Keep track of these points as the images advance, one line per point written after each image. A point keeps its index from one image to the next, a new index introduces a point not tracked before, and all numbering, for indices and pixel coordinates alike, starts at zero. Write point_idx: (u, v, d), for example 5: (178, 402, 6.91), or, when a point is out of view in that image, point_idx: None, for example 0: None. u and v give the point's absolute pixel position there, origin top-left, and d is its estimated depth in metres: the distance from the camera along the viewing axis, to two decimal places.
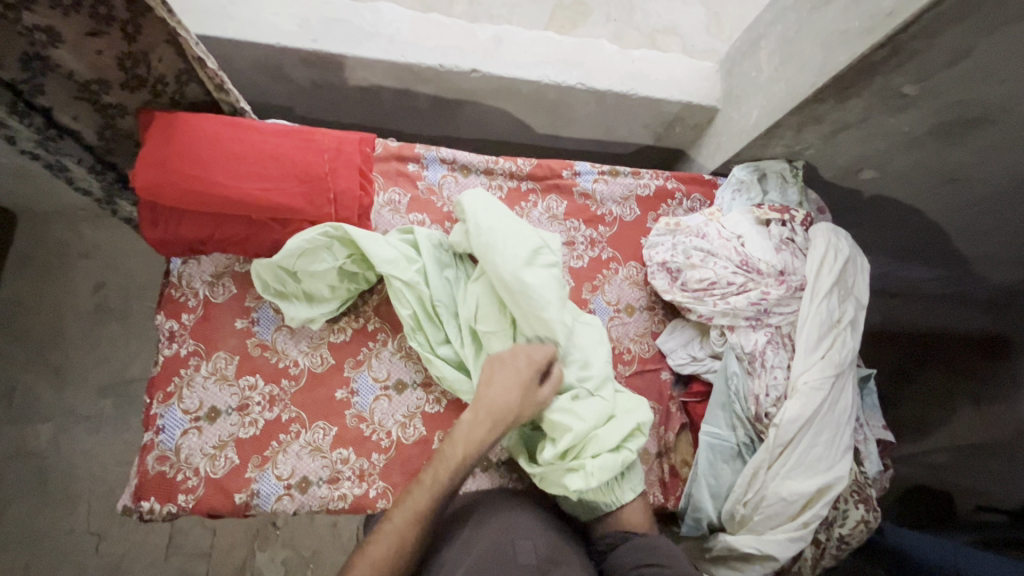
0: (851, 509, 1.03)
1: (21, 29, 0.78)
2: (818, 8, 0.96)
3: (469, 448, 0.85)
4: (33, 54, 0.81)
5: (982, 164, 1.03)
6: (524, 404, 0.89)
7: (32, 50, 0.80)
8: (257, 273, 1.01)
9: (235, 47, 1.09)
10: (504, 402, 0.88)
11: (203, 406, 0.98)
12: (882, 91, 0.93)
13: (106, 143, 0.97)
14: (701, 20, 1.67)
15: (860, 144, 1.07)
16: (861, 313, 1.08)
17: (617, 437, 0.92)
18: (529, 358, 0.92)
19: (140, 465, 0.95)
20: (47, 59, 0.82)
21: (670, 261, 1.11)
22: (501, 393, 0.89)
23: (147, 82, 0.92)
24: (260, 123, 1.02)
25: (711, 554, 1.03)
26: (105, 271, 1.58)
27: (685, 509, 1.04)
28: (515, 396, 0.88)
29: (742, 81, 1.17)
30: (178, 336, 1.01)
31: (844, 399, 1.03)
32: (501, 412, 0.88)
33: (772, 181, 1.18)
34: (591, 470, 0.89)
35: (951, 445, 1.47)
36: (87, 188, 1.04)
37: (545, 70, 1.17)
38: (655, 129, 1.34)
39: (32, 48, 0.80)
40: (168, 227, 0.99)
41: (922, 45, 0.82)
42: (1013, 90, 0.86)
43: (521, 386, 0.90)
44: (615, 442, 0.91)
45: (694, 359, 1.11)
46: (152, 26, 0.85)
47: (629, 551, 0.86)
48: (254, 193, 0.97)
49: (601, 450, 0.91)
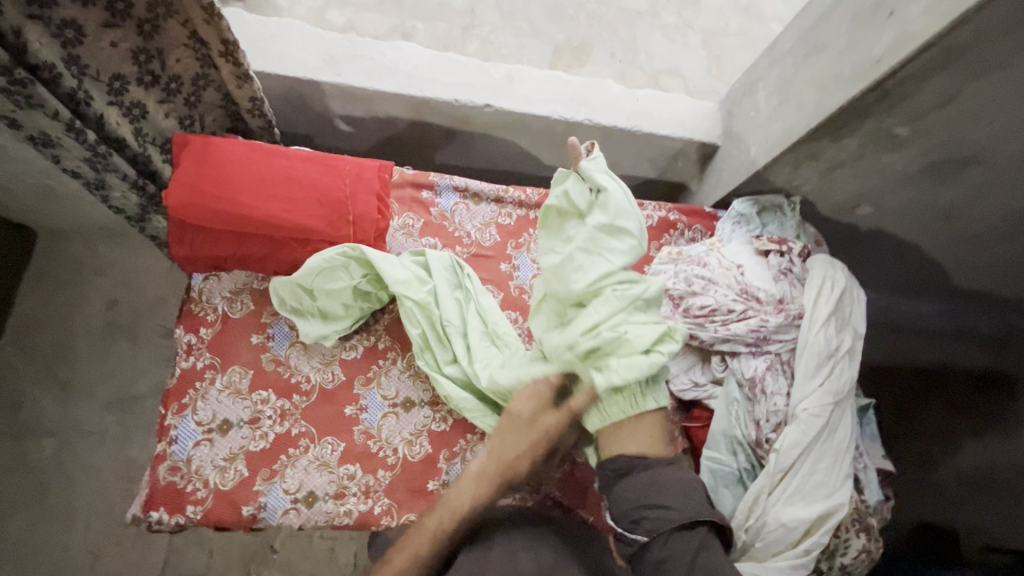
0: (852, 538, 1.03)
1: (53, 29, 0.79)
2: (813, 54, 1.03)
3: (469, 498, 0.92)
4: (68, 58, 0.83)
5: (972, 204, 1.08)
6: (528, 461, 0.96)
7: (66, 52, 0.82)
8: (275, 290, 1.05)
9: (265, 80, 1.16)
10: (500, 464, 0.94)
11: (216, 418, 1.00)
12: (874, 131, 0.98)
13: (144, 151, 1.01)
14: (702, 63, 1.76)
15: (854, 181, 1.13)
16: (859, 343, 1.11)
17: (647, 338, 0.87)
18: (541, 425, 0.94)
19: (152, 475, 0.97)
20: (78, 61, 0.84)
21: (672, 288, 1.15)
22: (509, 452, 0.94)
23: (161, 80, 0.97)
24: (286, 149, 1.08)
25: None
26: (120, 289, 1.62)
27: None
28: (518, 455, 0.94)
29: (741, 120, 1.24)
30: (195, 350, 1.04)
31: (843, 428, 1.05)
32: (507, 468, 0.95)
33: (770, 215, 1.23)
34: (616, 368, 0.86)
35: (957, 480, 1.47)
36: (120, 205, 1.10)
37: (554, 106, 1.25)
38: (658, 163, 1.40)
39: (66, 49, 0.82)
40: (193, 244, 1.03)
41: (910, 89, 0.88)
42: (997, 133, 0.91)
43: (525, 445, 0.95)
44: (647, 343, 0.86)
45: (696, 385, 1.12)
46: (171, 28, 0.92)
47: (636, 484, 0.86)
48: (277, 214, 1.02)
49: (634, 352, 0.86)
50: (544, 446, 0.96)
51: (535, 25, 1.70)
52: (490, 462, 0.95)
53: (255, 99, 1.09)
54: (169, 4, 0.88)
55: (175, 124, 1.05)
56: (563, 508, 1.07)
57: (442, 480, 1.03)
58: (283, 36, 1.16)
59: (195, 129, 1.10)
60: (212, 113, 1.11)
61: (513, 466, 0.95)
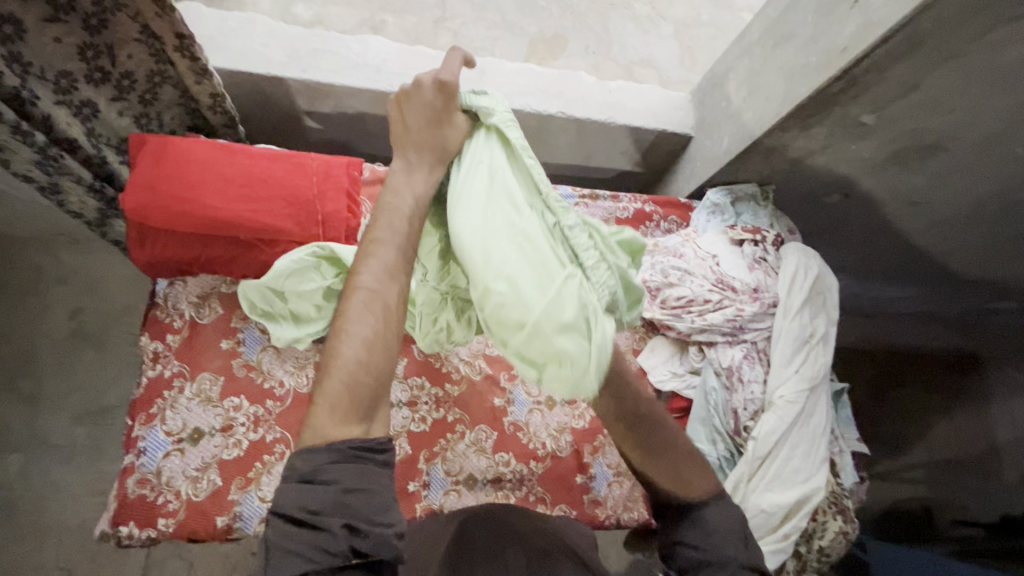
0: (829, 521, 1.04)
1: None
2: (780, 44, 1.04)
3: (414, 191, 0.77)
4: (9, 56, 0.77)
5: (939, 190, 1.10)
6: (448, 136, 0.80)
7: (8, 49, 0.77)
8: (244, 294, 1.01)
9: (226, 77, 1.12)
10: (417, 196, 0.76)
11: (186, 427, 0.98)
12: (841, 120, 0.99)
13: (99, 152, 0.98)
14: (675, 53, 1.76)
15: (825, 169, 1.14)
16: (832, 328, 1.13)
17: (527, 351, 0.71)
18: (436, 112, 0.80)
19: (120, 488, 0.94)
20: (20, 59, 0.79)
21: (649, 279, 1.14)
22: (418, 130, 0.79)
23: (111, 76, 0.92)
24: (250, 147, 1.04)
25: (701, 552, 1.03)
26: (85, 296, 1.56)
27: None
28: (427, 129, 0.79)
29: (713, 110, 1.24)
30: (162, 357, 1.01)
31: (819, 413, 1.07)
32: (432, 147, 0.79)
33: (744, 204, 1.24)
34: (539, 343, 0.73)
35: (929, 459, 1.52)
36: (77, 209, 1.06)
37: (527, 99, 1.23)
38: (632, 155, 1.40)
39: (6, 46, 0.76)
40: (156, 247, 1.00)
41: (875, 78, 0.89)
42: (958, 121, 0.93)
43: (432, 119, 0.79)
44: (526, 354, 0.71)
45: (674, 376, 1.12)
46: (121, 22, 0.87)
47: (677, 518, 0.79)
48: (243, 215, 0.99)
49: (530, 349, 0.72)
50: (448, 115, 0.80)
51: (508, 16, 1.67)
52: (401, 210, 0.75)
53: (216, 95, 1.06)
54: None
55: (130, 122, 1.01)
56: (545, 504, 1.07)
57: (423, 481, 1.03)
58: (243, 31, 1.13)
59: (153, 127, 1.06)
60: (172, 111, 1.08)
61: (439, 142, 0.79)
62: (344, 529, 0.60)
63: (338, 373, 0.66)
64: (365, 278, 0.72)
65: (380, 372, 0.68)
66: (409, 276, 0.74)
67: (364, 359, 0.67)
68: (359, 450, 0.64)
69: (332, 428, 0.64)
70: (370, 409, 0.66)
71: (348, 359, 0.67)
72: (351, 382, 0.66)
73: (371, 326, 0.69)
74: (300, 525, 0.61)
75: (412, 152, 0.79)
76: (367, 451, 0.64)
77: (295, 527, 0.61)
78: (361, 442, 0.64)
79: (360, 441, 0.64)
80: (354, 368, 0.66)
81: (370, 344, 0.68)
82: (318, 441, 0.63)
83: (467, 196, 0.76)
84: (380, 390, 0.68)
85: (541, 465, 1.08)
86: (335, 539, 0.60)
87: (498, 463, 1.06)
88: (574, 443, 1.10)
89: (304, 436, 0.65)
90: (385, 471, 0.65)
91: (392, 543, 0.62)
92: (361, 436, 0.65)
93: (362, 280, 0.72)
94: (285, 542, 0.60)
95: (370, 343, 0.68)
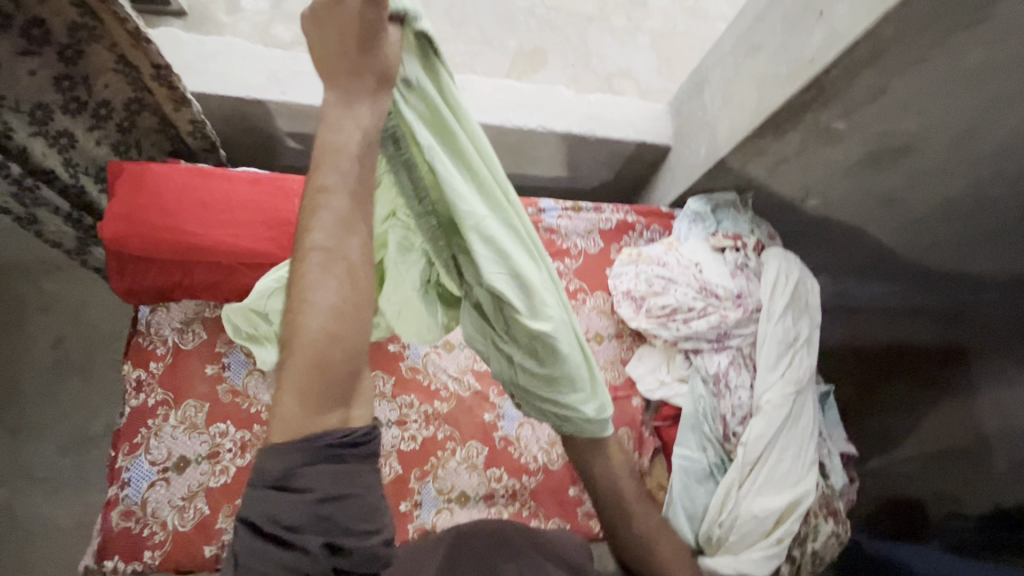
0: (821, 523, 1.04)
1: None
2: (751, 55, 1.06)
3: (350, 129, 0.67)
4: None
5: (913, 191, 1.13)
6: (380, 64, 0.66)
7: None
8: (227, 317, 1.01)
9: (205, 102, 1.12)
10: (358, 134, 0.67)
11: (171, 456, 0.96)
12: (814, 126, 1.01)
13: (77, 181, 0.98)
14: (653, 64, 1.79)
15: (800, 174, 1.16)
16: (815, 331, 1.14)
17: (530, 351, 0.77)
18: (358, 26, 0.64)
19: (104, 522, 0.92)
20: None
21: (633, 289, 1.17)
22: (337, 49, 0.66)
23: (88, 106, 0.92)
24: (230, 171, 1.04)
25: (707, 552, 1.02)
26: (67, 324, 1.52)
27: (680, 512, 1.03)
28: (346, 46, 0.65)
29: (690, 120, 1.27)
30: (145, 386, 1.00)
31: (806, 416, 1.07)
32: (351, 74, 0.66)
33: (724, 211, 1.26)
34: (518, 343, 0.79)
35: (921, 453, 1.47)
36: (56, 238, 1.05)
37: (507, 114, 1.24)
38: (614, 166, 1.41)
39: None
40: (136, 275, 0.99)
41: (843, 86, 0.91)
42: (926, 122, 0.95)
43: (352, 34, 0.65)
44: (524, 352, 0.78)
45: (663, 384, 1.13)
46: (96, 54, 0.87)
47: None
48: (225, 239, 0.98)
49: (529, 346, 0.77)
50: (375, 35, 0.65)
51: (487, 32, 1.69)
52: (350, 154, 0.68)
53: (196, 122, 1.05)
54: (91, 28, 0.83)
55: (109, 150, 1.01)
56: (539, 518, 1.06)
57: (415, 500, 1.02)
58: (222, 55, 1.13)
59: (133, 154, 1.06)
60: (151, 137, 1.07)
61: (366, 66, 0.66)
62: (324, 547, 0.59)
63: (306, 353, 0.64)
64: (318, 237, 0.67)
65: (350, 347, 0.66)
66: (367, 226, 0.69)
67: (334, 333, 0.65)
68: (339, 444, 0.63)
69: (307, 416, 0.63)
70: (345, 392, 0.65)
71: (316, 338, 0.64)
72: (322, 361, 0.64)
73: (336, 295, 0.66)
74: (273, 543, 0.58)
75: (344, 84, 0.67)
76: (347, 444, 0.63)
77: (268, 545, 0.58)
78: (342, 432, 0.64)
79: (338, 431, 0.64)
80: (324, 343, 0.64)
81: (338, 316, 0.66)
82: (293, 432, 0.62)
83: (452, 149, 0.74)
84: (352, 369, 0.66)
85: (533, 479, 1.08)
86: (316, 562, 0.58)
87: (491, 478, 1.06)
88: (566, 455, 1.10)
89: (279, 426, 0.63)
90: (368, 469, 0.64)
91: (379, 550, 0.62)
92: (341, 421, 0.65)
93: (317, 237, 0.67)
94: (258, 563, 0.57)
95: (338, 316, 0.66)
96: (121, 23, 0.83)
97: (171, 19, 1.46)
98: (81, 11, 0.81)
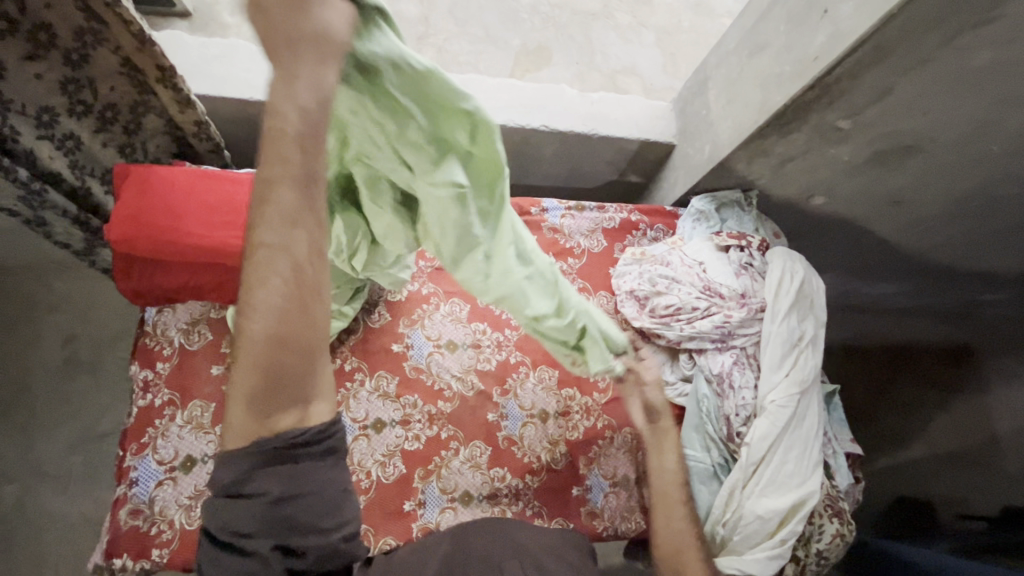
0: (826, 523, 1.04)
1: None
2: (755, 53, 1.05)
3: (290, 105, 0.59)
4: None
5: (919, 190, 1.12)
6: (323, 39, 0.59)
7: None
8: (234, 319, 1.02)
9: (209, 104, 1.13)
10: (298, 109, 0.59)
11: (178, 455, 0.97)
12: (819, 126, 1.00)
13: (84, 185, 0.99)
14: (658, 61, 1.78)
15: (805, 173, 1.15)
16: (821, 331, 1.14)
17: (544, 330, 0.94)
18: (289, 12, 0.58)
19: (112, 520, 0.94)
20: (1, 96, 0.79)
21: (637, 289, 1.17)
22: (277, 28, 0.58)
23: (94, 109, 0.93)
24: (236, 174, 1.05)
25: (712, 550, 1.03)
26: (76, 323, 1.54)
27: None
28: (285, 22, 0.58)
29: (694, 118, 1.26)
30: (153, 386, 1.01)
31: (811, 416, 1.07)
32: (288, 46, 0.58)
33: (729, 210, 1.25)
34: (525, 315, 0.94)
35: (930, 453, 1.51)
36: (64, 240, 1.06)
37: (510, 114, 1.24)
38: (618, 165, 1.41)
39: None
40: (143, 277, 1.00)
41: (848, 85, 0.90)
42: (933, 122, 0.94)
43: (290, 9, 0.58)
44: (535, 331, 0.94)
45: (666, 384, 1.14)
46: (102, 56, 0.88)
47: None
48: (228, 241, 0.99)
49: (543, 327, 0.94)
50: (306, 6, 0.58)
51: (490, 31, 1.69)
52: (299, 134, 0.59)
53: (200, 124, 1.07)
54: (97, 32, 0.85)
55: (115, 153, 1.02)
56: (543, 518, 1.07)
57: (419, 500, 1.02)
58: (225, 57, 1.13)
59: (139, 156, 1.06)
60: (157, 139, 1.08)
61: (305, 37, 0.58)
62: (276, 549, 0.62)
63: (250, 361, 0.61)
64: (264, 232, 0.60)
65: (298, 347, 0.61)
66: (317, 217, 0.62)
67: (277, 337, 0.60)
68: (292, 447, 0.62)
69: (258, 425, 0.62)
70: (299, 397, 0.63)
71: (259, 343, 0.60)
72: (269, 366, 0.61)
73: (282, 293, 0.60)
74: (229, 548, 0.61)
75: (285, 52, 0.58)
76: (302, 442, 0.63)
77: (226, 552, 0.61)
78: (290, 436, 0.62)
79: (290, 432, 0.62)
80: (270, 350, 0.60)
81: (285, 318, 0.60)
82: (245, 439, 0.62)
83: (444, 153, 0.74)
84: (303, 368, 0.62)
85: (536, 478, 1.08)
86: (269, 563, 0.61)
87: (493, 478, 1.06)
88: (569, 454, 1.11)
89: (232, 432, 0.63)
90: (329, 467, 0.65)
91: (335, 547, 0.64)
92: (297, 421, 0.63)
93: (262, 229, 0.60)
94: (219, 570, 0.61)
95: (281, 319, 0.60)
96: (127, 26, 0.85)
97: (176, 21, 1.47)
98: (87, 15, 0.83)
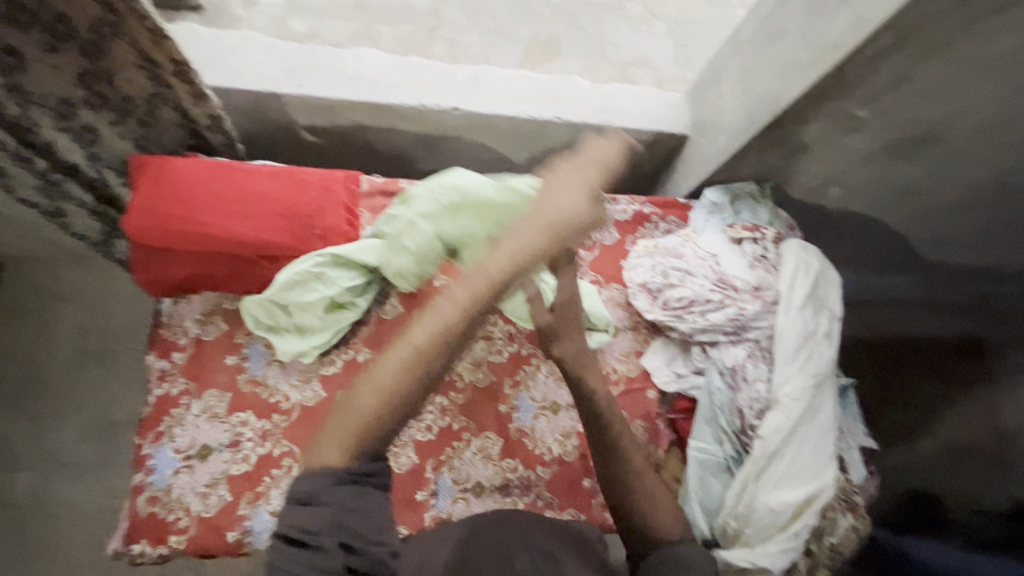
0: (840, 517, 1.04)
1: None
2: (772, 42, 1.03)
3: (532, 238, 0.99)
4: (10, 86, 0.79)
5: (936, 181, 1.10)
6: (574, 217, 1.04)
7: (9, 81, 0.78)
8: (248, 311, 1.03)
9: (222, 95, 1.13)
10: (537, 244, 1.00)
11: (194, 444, 0.99)
12: (836, 115, 0.99)
13: (101, 177, 1.01)
14: (669, 52, 1.76)
15: (821, 164, 1.14)
16: (836, 324, 1.12)
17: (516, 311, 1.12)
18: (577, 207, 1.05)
19: (131, 506, 0.95)
20: (20, 88, 0.80)
21: (650, 281, 1.16)
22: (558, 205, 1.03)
23: (111, 101, 0.94)
24: (251, 165, 1.06)
25: (724, 544, 1.02)
26: (93, 314, 1.56)
27: (695, 505, 1.04)
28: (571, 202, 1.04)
29: (708, 109, 1.25)
30: (169, 375, 1.02)
31: (825, 410, 1.06)
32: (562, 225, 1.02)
33: (743, 202, 1.24)
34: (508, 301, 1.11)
35: (942, 449, 1.46)
36: (83, 232, 1.08)
37: (522, 105, 1.23)
38: (630, 156, 1.40)
39: (7, 77, 0.78)
40: (158, 268, 1.00)
41: (867, 72, 0.89)
42: (953, 110, 0.93)
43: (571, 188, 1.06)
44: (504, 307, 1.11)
45: (679, 376, 1.14)
46: (119, 48, 0.88)
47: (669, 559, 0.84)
48: (243, 232, 1.00)
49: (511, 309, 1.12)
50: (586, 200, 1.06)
51: (501, 22, 1.68)
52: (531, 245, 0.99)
53: (214, 117, 1.07)
54: (114, 23, 0.84)
55: (131, 145, 1.03)
56: (554, 509, 1.07)
57: (431, 490, 1.03)
58: (239, 48, 1.14)
59: (154, 149, 1.07)
60: (172, 132, 1.08)
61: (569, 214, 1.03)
62: (340, 547, 0.66)
63: (384, 386, 0.80)
64: (456, 292, 0.90)
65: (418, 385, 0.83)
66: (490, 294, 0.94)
67: (388, 390, 0.80)
68: (350, 476, 0.71)
69: (337, 452, 0.73)
70: (378, 438, 0.76)
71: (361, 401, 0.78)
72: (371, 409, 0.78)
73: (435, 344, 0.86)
74: (298, 545, 0.66)
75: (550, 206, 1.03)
76: (359, 475, 0.72)
77: (292, 546, 0.66)
78: (352, 471, 0.72)
79: (351, 468, 0.72)
80: (399, 384, 0.81)
81: (422, 363, 0.84)
82: (321, 462, 0.72)
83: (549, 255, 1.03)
84: (412, 406, 0.82)
85: (548, 470, 1.08)
86: (330, 557, 0.65)
87: (505, 468, 1.06)
88: (580, 447, 1.10)
89: (317, 449, 0.74)
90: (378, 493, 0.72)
91: (386, 562, 0.68)
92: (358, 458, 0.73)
93: (450, 293, 0.92)
94: (285, 561, 0.65)
95: (421, 357, 0.84)
96: (142, 20, 0.84)
97: (189, 14, 1.48)
98: (105, 7, 0.81)
